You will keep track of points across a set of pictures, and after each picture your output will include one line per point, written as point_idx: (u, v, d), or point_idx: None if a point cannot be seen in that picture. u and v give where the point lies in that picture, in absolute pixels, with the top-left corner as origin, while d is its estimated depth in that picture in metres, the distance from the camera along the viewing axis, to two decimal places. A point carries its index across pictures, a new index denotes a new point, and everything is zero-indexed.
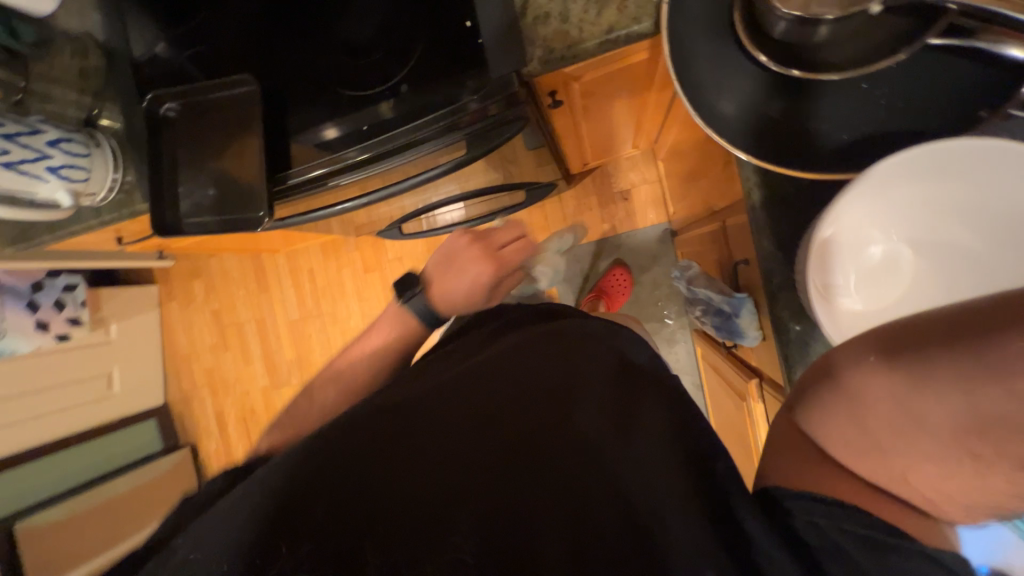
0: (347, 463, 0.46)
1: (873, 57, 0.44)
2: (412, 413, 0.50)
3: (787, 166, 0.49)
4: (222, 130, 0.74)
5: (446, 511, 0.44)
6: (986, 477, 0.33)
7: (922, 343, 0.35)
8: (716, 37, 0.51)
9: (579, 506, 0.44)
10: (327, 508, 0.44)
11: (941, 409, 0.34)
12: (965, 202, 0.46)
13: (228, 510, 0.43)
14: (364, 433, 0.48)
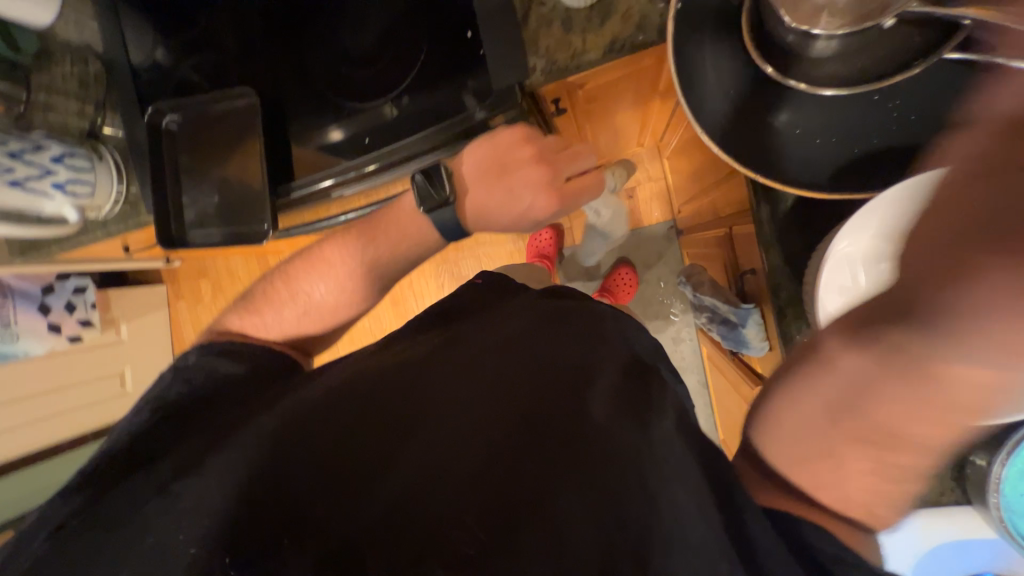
0: (337, 432, 0.45)
1: (888, 69, 0.43)
2: (413, 390, 0.49)
3: (791, 183, 0.49)
4: (224, 141, 0.76)
5: (430, 489, 0.41)
6: (915, 466, 0.33)
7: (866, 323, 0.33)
8: (723, 49, 0.49)
9: (592, 494, 0.40)
10: (312, 478, 0.42)
11: (860, 395, 0.32)
12: None
13: (214, 481, 0.41)
14: (366, 406, 0.47)
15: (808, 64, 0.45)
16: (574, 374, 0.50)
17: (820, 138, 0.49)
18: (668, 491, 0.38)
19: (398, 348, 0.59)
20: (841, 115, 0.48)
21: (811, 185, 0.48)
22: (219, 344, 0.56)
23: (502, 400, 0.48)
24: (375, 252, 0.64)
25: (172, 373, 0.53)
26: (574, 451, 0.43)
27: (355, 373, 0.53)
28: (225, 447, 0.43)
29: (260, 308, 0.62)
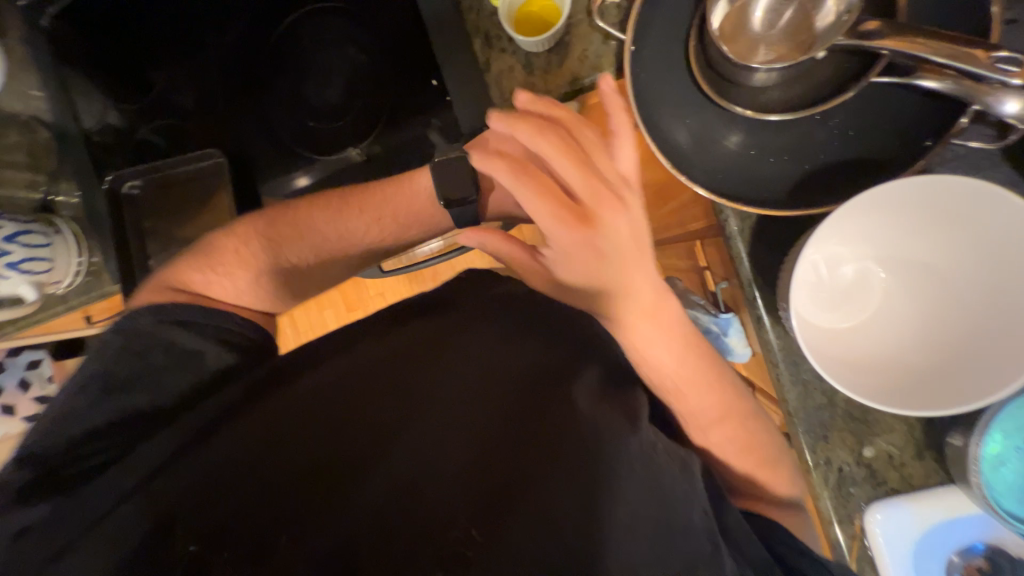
0: (289, 443, 0.42)
1: (825, 91, 0.48)
2: (365, 393, 0.46)
3: (759, 205, 0.50)
4: (190, 200, 0.81)
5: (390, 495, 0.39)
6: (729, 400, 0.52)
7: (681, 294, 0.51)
8: (675, 84, 0.52)
9: (576, 493, 0.39)
10: (261, 496, 0.40)
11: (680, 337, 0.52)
12: (933, 228, 0.49)
13: (181, 485, 0.40)
14: (315, 412, 0.45)
15: (750, 91, 0.50)
16: (557, 373, 0.50)
17: (774, 156, 0.51)
18: (632, 488, 0.40)
19: (370, 346, 0.52)
20: (792, 134, 0.50)
21: (769, 200, 0.51)
22: (181, 310, 0.56)
23: (483, 404, 0.46)
24: (350, 222, 0.67)
25: (121, 340, 0.51)
26: (557, 452, 0.41)
27: (326, 374, 0.49)
28: (193, 451, 0.42)
29: (228, 271, 0.63)
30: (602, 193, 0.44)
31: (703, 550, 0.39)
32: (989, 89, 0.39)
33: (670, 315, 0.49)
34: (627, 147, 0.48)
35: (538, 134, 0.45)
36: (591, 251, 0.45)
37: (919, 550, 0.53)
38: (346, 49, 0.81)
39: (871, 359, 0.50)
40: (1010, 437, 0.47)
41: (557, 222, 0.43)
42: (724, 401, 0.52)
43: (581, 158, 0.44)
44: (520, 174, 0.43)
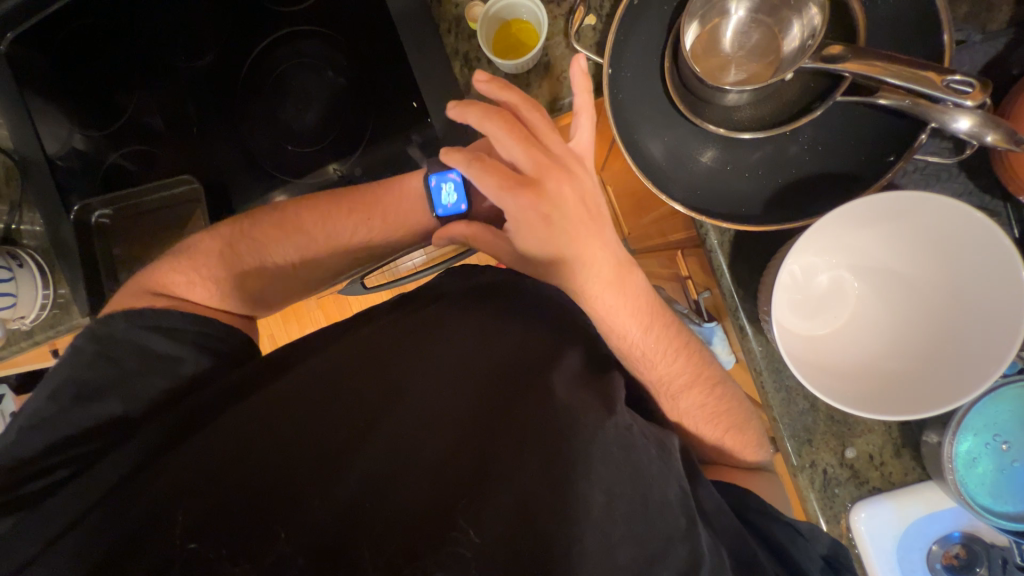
0: (265, 451, 0.42)
1: (793, 110, 0.50)
2: (348, 404, 0.46)
3: (736, 223, 0.52)
4: (162, 217, 0.80)
5: (365, 504, 0.39)
6: (684, 350, 0.55)
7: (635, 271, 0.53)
8: (653, 103, 0.54)
9: (550, 480, 0.41)
10: (229, 497, 0.40)
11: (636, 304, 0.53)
12: (902, 237, 0.51)
13: (166, 485, 0.41)
14: (292, 424, 0.44)
15: (723, 110, 0.52)
16: (540, 360, 0.50)
17: (749, 172, 0.53)
18: (607, 475, 0.41)
19: (348, 344, 0.52)
20: (766, 151, 0.52)
21: (747, 215, 0.52)
22: (158, 315, 0.54)
23: (464, 396, 0.47)
24: (329, 220, 0.66)
25: (94, 345, 0.51)
26: (533, 439, 0.43)
27: (308, 376, 0.49)
28: (179, 454, 0.43)
29: (210, 272, 0.61)
30: (546, 166, 0.48)
31: (678, 524, 0.41)
32: (944, 111, 0.41)
33: (634, 283, 0.52)
34: (584, 122, 0.50)
35: (486, 116, 0.48)
36: (541, 219, 0.48)
37: (901, 544, 0.56)
38: (322, 72, 0.79)
39: (849, 363, 0.52)
40: (980, 434, 0.50)
41: (506, 190, 0.48)
42: (690, 366, 0.54)
43: (526, 133, 0.49)
44: (473, 159, 0.48)
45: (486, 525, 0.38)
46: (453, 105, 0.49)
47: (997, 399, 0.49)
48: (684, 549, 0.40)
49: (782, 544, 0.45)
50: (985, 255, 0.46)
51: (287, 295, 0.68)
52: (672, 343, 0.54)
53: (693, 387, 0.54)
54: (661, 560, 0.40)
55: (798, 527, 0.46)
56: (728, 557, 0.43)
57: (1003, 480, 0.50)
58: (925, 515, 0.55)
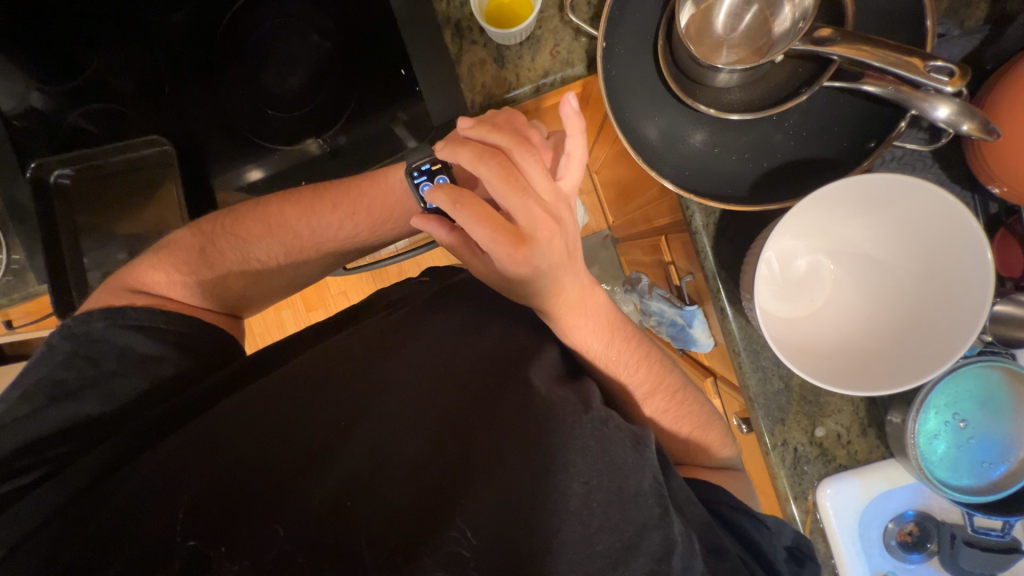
0: (249, 449, 0.41)
1: (781, 94, 0.51)
2: (329, 392, 0.45)
3: (723, 202, 0.53)
4: (125, 188, 0.75)
5: (348, 494, 0.38)
6: (649, 357, 0.54)
7: (600, 295, 0.52)
8: (647, 80, 0.53)
9: (534, 467, 0.40)
10: (204, 502, 0.37)
11: (601, 312, 0.52)
12: (878, 223, 0.53)
13: (139, 485, 0.38)
14: (275, 416, 0.43)
15: (713, 91, 0.52)
16: (521, 354, 0.50)
17: (736, 154, 0.53)
18: (587, 465, 0.41)
19: (337, 341, 0.52)
20: (753, 135, 0.53)
21: (735, 196, 0.53)
22: (137, 314, 0.50)
23: (452, 382, 0.46)
24: (313, 214, 0.61)
25: (70, 344, 0.47)
26: (517, 430, 0.42)
27: (293, 369, 0.48)
28: (156, 453, 0.41)
29: (192, 272, 0.57)
30: (538, 216, 0.44)
31: (651, 513, 0.40)
32: (927, 99, 0.42)
33: (596, 303, 0.51)
34: (574, 164, 0.47)
35: (478, 161, 0.44)
36: (526, 265, 0.44)
37: (862, 522, 0.58)
38: (307, 36, 0.76)
39: (826, 344, 0.54)
40: (941, 413, 0.53)
41: (493, 239, 0.43)
42: (650, 375, 0.54)
43: (521, 181, 0.44)
44: (457, 205, 0.43)
45: (479, 519, 0.37)
46: (441, 148, 0.45)
47: (959, 379, 0.52)
48: (658, 537, 0.39)
49: (751, 536, 0.45)
50: (959, 244, 0.48)
51: (277, 290, 0.65)
52: (633, 352, 0.54)
53: (664, 404, 0.54)
54: (634, 548, 0.39)
55: (763, 519, 0.46)
56: (698, 543, 0.41)
57: (959, 456, 0.52)
58: (882, 495, 0.58)
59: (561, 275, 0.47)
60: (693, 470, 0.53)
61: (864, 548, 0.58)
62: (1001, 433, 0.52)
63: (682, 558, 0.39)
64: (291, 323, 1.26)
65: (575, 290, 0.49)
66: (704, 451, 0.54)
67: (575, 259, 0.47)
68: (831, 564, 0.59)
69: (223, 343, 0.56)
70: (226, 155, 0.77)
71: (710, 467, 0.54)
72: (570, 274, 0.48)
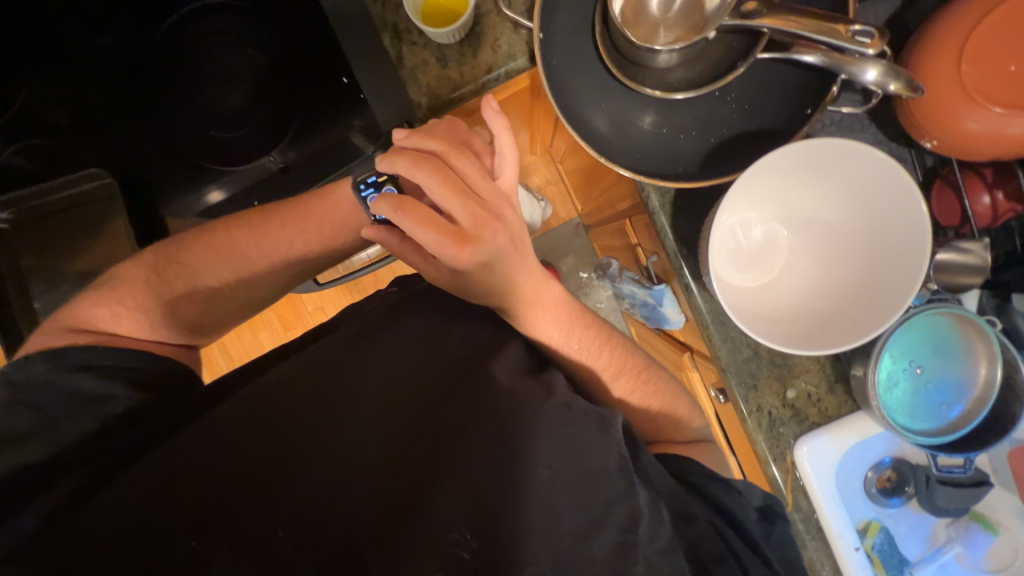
0: (208, 470, 0.39)
1: (718, 70, 0.52)
2: (291, 404, 0.44)
3: (672, 180, 0.53)
4: (69, 227, 0.73)
5: (321, 508, 0.37)
6: (610, 342, 0.55)
7: (554, 288, 0.53)
8: (586, 67, 0.54)
9: (507, 459, 0.40)
10: (164, 531, 0.35)
11: (558, 301, 0.53)
12: (821, 187, 0.55)
13: (90, 520, 0.36)
14: (236, 434, 0.41)
15: (657, 73, 0.53)
16: (486, 351, 0.50)
17: (684, 133, 0.54)
18: (556, 452, 0.41)
19: (300, 355, 0.50)
20: (697, 112, 0.54)
21: (686, 173, 0.54)
22: (83, 353, 0.48)
23: (420, 386, 0.46)
24: (266, 233, 0.60)
25: (8, 392, 0.45)
26: (487, 425, 0.42)
27: (254, 389, 0.46)
28: (108, 488, 0.38)
29: (143, 304, 0.55)
30: (479, 214, 0.44)
31: (616, 487, 0.39)
32: (859, 63, 0.43)
33: (551, 295, 0.52)
34: (508, 163, 0.48)
35: (415, 167, 0.44)
36: (474, 263, 0.44)
37: (841, 475, 0.61)
38: (244, 51, 0.74)
39: (783, 309, 0.56)
40: (898, 361, 0.55)
41: (438, 240, 0.43)
42: (614, 358, 0.55)
43: (458, 182, 0.45)
44: (400, 212, 0.43)
45: (457, 519, 0.37)
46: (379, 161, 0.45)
47: (911, 327, 0.54)
48: (624, 509, 0.38)
49: (723, 502, 0.46)
50: (898, 198, 0.49)
51: (237, 314, 0.63)
52: (595, 338, 0.54)
53: (634, 385, 0.54)
54: (600, 523, 0.38)
55: (731, 484, 0.48)
56: (667, 510, 0.41)
57: (917, 400, 0.55)
58: (858, 447, 0.61)
59: (514, 268, 0.47)
60: (670, 443, 0.54)
61: (845, 500, 0.61)
62: (954, 375, 0.54)
63: (649, 525, 0.38)
64: (269, 344, 1.23)
65: (530, 283, 0.50)
66: (679, 428, 0.55)
67: (525, 252, 0.47)
68: (814, 518, 0.61)
69: (182, 374, 0.54)
70: (173, 180, 0.75)
71: (687, 440, 0.55)
72: (523, 266, 0.48)
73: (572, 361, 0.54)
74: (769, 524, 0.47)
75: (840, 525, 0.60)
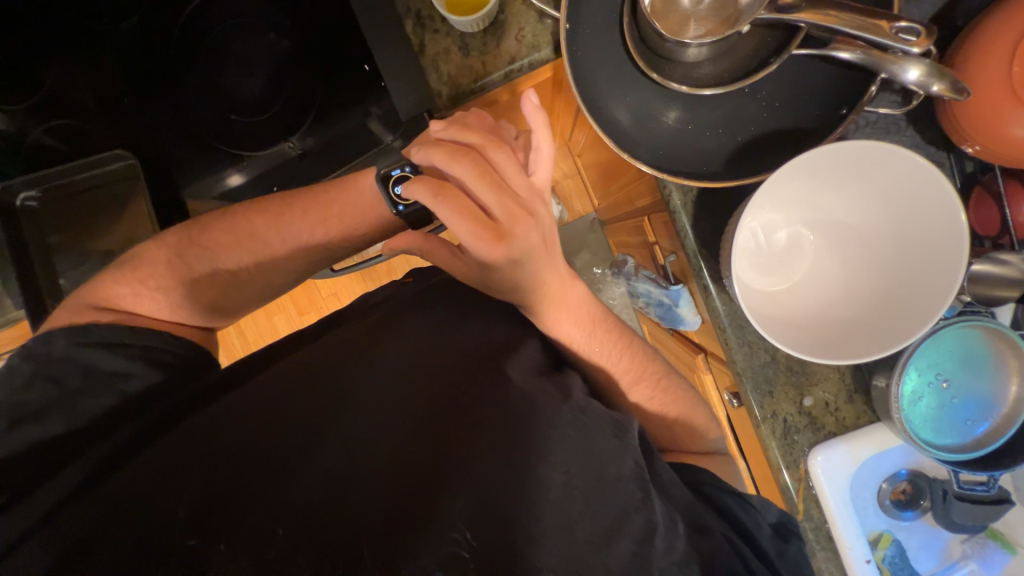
0: (225, 453, 0.40)
1: (750, 65, 0.50)
2: (307, 392, 0.44)
3: (695, 178, 0.52)
4: (95, 205, 0.74)
5: (331, 496, 0.37)
6: (627, 343, 0.54)
7: (581, 291, 0.51)
8: (613, 60, 0.52)
9: (517, 457, 0.40)
10: (179, 512, 0.36)
11: (584, 303, 0.52)
12: (853, 191, 0.53)
13: (117, 493, 0.38)
14: (254, 419, 0.42)
15: (684, 67, 0.51)
16: (501, 350, 0.49)
17: (710, 130, 0.53)
18: (565, 452, 0.41)
19: (318, 345, 0.51)
20: (726, 109, 0.52)
21: (710, 172, 0.52)
22: (103, 331, 0.49)
23: (434, 380, 0.46)
24: (285, 220, 0.60)
25: (30, 365, 0.46)
26: (497, 421, 0.42)
27: (272, 376, 0.47)
28: (133, 466, 0.40)
29: (161, 285, 0.56)
30: (514, 210, 0.44)
31: (632, 497, 0.39)
32: (901, 62, 0.42)
33: (575, 296, 0.51)
34: (545, 157, 0.46)
35: (452, 160, 0.43)
36: (506, 259, 0.44)
37: (854, 485, 0.60)
38: (264, 36, 0.74)
39: (806, 316, 0.54)
40: (923, 373, 0.54)
41: (475, 233, 0.42)
42: (635, 364, 0.54)
43: (495, 176, 0.44)
44: (439, 197, 0.42)
45: (467, 516, 0.36)
46: (418, 150, 0.45)
47: (940, 339, 0.53)
48: (640, 520, 0.38)
49: (735, 513, 0.45)
50: (937, 205, 0.47)
51: (253, 298, 0.63)
52: (614, 342, 0.53)
53: (648, 387, 0.54)
54: (616, 533, 0.38)
55: (744, 495, 0.47)
56: (682, 522, 0.41)
57: (943, 416, 0.53)
58: (875, 459, 0.60)
59: (543, 266, 0.47)
60: (681, 447, 0.53)
61: (857, 511, 0.60)
62: (985, 391, 0.52)
63: (664, 539, 0.38)
64: (282, 328, 1.25)
65: (557, 283, 0.49)
66: (691, 432, 0.54)
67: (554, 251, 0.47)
68: (825, 528, 0.60)
69: (198, 356, 0.55)
70: (190, 163, 0.75)
71: (699, 444, 0.54)
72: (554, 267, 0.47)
73: (585, 361, 0.53)
74: (778, 534, 0.47)
75: (852, 536, 0.59)
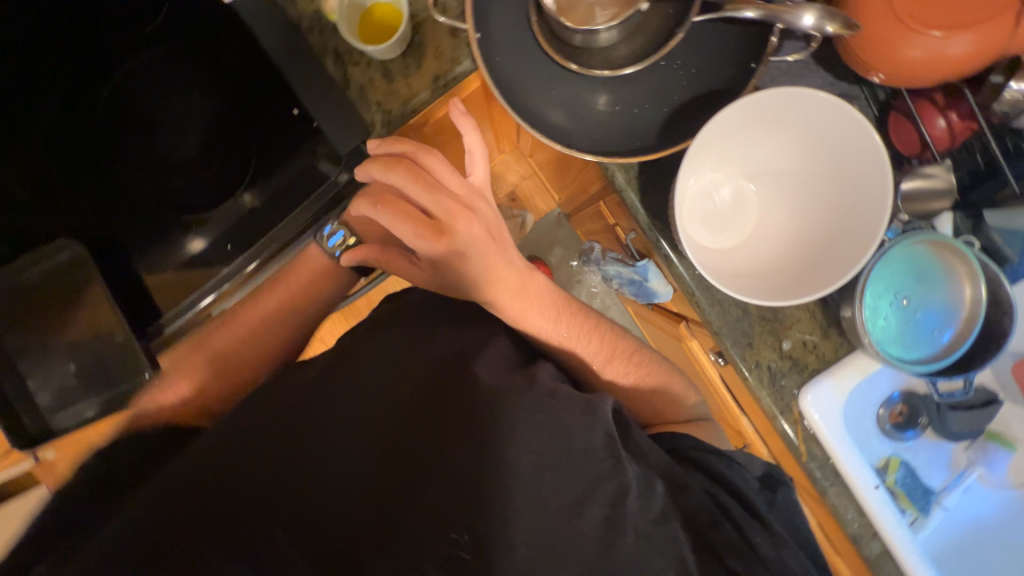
0: (207, 501, 0.40)
1: (658, 41, 0.52)
2: (281, 426, 0.44)
3: (632, 155, 0.53)
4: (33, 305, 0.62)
5: (327, 529, 0.39)
6: (598, 328, 0.56)
7: (540, 282, 0.55)
8: (529, 60, 0.54)
9: (497, 454, 0.41)
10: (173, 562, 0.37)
11: (546, 292, 0.55)
12: (781, 138, 0.55)
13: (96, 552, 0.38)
14: (229, 461, 0.42)
15: (600, 53, 0.53)
16: (471, 348, 0.49)
17: (637, 107, 0.54)
18: (541, 438, 0.42)
19: (284, 382, 0.49)
20: (647, 85, 0.54)
21: (645, 147, 0.54)
22: None
23: (409, 392, 0.46)
24: None
25: None
26: (473, 427, 0.43)
27: (242, 414, 0.46)
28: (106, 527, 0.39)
29: None
30: (450, 207, 0.50)
31: (603, 465, 0.41)
32: (794, 10, 0.44)
33: (537, 286, 0.54)
34: (478, 160, 0.53)
35: (389, 171, 0.50)
36: (451, 252, 0.51)
37: (848, 416, 0.61)
38: (189, 95, 0.72)
39: (762, 263, 0.56)
40: (884, 295, 0.55)
41: (415, 232, 0.50)
42: (605, 342, 0.55)
43: (430, 180, 0.51)
44: (379, 207, 0.51)
45: (456, 525, 0.39)
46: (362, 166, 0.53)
47: (889, 260, 0.55)
48: (612, 484, 0.40)
49: (723, 469, 0.47)
50: (855, 135, 0.50)
51: None
52: (583, 325, 0.55)
53: (627, 365, 0.54)
54: (588, 499, 0.40)
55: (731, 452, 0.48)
56: (661, 482, 0.43)
57: (910, 330, 0.55)
58: (863, 385, 0.61)
59: (493, 260, 0.52)
60: (673, 415, 0.54)
61: (856, 441, 0.61)
62: (941, 300, 0.54)
63: (636, 498, 0.40)
64: None
65: (512, 275, 0.53)
66: (680, 398, 0.55)
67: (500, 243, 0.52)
68: (830, 464, 0.61)
69: None
70: (137, 236, 0.72)
71: (691, 407, 0.55)
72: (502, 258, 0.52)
73: (563, 352, 0.54)
74: (772, 480, 0.48)
75: (857, 466, 0.60)
